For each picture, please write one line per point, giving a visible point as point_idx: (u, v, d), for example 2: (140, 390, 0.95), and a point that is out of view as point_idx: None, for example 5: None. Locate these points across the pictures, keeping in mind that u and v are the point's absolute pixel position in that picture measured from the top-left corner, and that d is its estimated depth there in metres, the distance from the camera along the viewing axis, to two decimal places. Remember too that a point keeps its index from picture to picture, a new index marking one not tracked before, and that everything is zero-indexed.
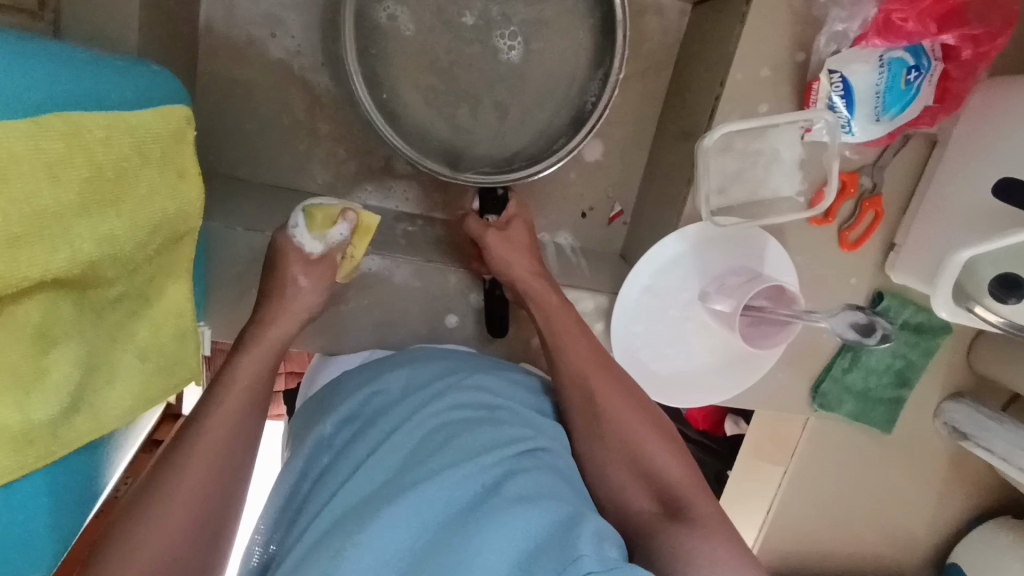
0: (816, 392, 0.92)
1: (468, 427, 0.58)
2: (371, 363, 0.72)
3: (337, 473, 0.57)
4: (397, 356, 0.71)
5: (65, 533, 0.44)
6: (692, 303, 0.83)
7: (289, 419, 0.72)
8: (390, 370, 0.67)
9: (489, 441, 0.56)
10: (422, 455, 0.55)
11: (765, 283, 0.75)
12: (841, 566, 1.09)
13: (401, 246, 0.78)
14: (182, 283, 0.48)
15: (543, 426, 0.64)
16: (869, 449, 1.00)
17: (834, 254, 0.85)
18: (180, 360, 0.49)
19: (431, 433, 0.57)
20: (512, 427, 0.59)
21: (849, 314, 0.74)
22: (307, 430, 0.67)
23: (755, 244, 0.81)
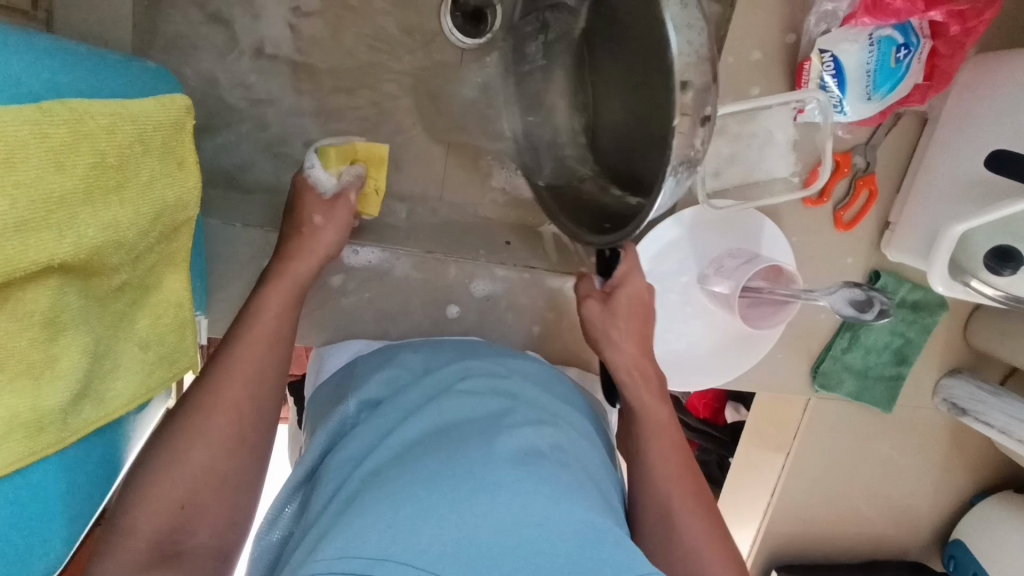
0: (817, 372, 0.93)
1: (500, 412, 0.59)
2: (385, 350, 0.73)
3: (364, 445, 0.57)
4: (407, 346, 0.74)
5: (77, 517, 0.45)
6: (690, 285, 0.84)
7: (305, 407, 0.72)
8: (407, 359, 0.70)
9: (524, 425, 0.57)
10: (457, 431, 0.56)
11: (761, 262, 0.76)
12: (845, 546, 1.09)
13: (401, 239, 0.80)
14: (178, 272, 0.48)
15: (563, 413, 0.65)
16: (870, 428, 1.01)
17: (830, 235, 0.85)
18: (179, 351, 0.49)
19: (466, 414, 0.58)
20: (542, 417, 0.60)
21: (847, 290, 0.74)
22: (319, 418, 0.67)
23: (751, 226, 0.82)
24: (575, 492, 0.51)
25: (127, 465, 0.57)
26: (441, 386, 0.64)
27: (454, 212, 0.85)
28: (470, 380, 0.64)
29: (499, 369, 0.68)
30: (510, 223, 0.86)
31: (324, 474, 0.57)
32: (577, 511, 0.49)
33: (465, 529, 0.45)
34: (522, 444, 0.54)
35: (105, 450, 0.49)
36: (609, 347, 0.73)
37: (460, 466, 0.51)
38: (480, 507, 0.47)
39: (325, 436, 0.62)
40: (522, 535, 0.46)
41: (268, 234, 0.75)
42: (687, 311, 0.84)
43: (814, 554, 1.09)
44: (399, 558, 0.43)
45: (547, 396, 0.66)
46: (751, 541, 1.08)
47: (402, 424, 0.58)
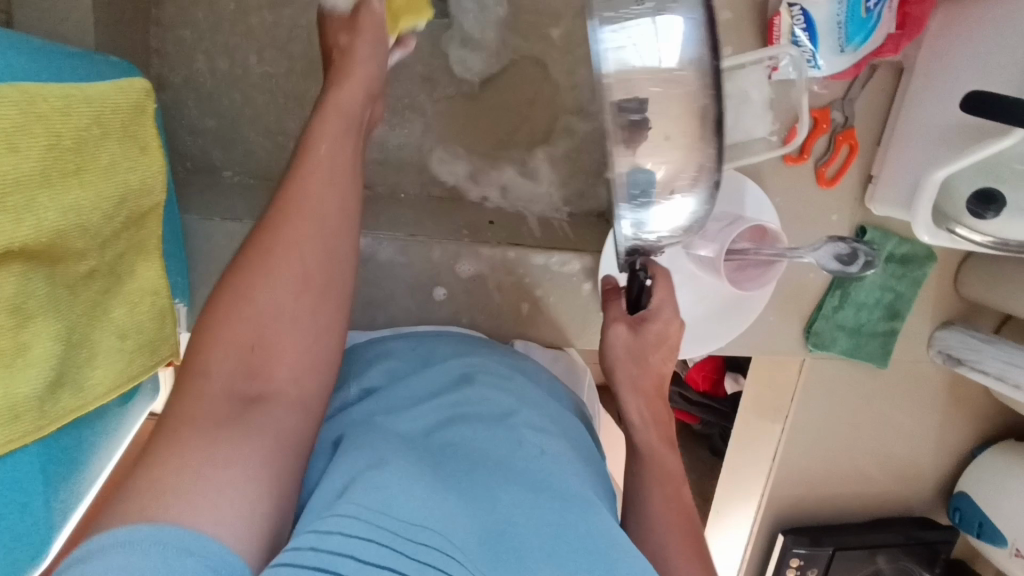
0: (809, 332, 0.93)
1: (508, 415, 0.57)
2: (383, 342, 0.72)
3: (362, 424, 0.55)
4: (406, 339, 0.73)
5: (45, 509, 0.46)
6: (676, 254, 0.83)
7: None
8: (407, 353, 0.68)
9: (529, 425, 0.56)
10: (465, 429, 0.54)
11: (744, 224, 0.76)
12: (850, 506, 1.10)
13: (383, 224, 0.80)
14: (152, 261, 0.48)
15: (564, 420, 0.63)
16: (867, 386, 1.01)
17: (812, 192, 0.85)
18: (160, 338, 0.50)
19: (472, 411, 0.57)
20: (549, 425, 0.59)
21: (832, 245, 0.74)
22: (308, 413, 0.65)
23: (733, 189, 0.81)
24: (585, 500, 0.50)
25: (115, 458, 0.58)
26: (445, 382, 0.62)
27: (435, 194, 0.85)
28: (474, 377, 0.62)
29: (494, 364, 0.66)
30: (492, 201, 0.86)
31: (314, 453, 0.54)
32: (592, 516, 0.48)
33: (481, 528, 0.44)
34: (533, 449, 0.53)
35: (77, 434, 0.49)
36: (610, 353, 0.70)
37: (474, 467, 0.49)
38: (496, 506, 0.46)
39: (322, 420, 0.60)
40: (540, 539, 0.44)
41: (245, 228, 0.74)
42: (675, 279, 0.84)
43: (819, 516, 1.09)
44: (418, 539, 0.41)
45: (543, 396, 0.65)
46: (756, 510, 1.07)
47: (403, 415, 0.56)
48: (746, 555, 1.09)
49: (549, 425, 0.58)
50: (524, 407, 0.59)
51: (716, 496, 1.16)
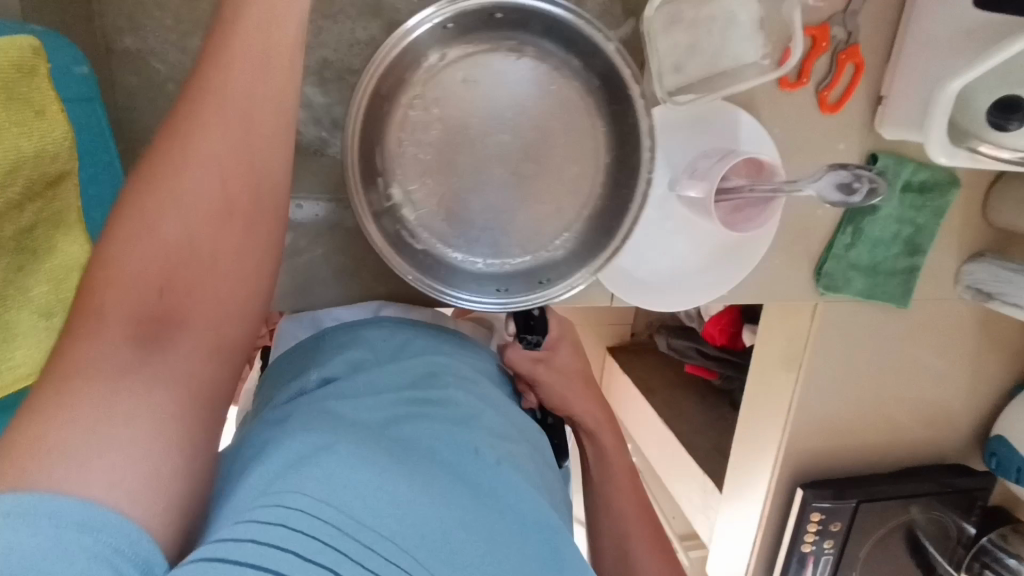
0: (820, 274, 0.86)
1: (471, 415, 0.54)
2: (351, 324, 0.69)
3: (315, 406, 0.52)
4: (377, 319, 0.69)
5: None
6: (666, 196, 0.77)
7: (264, 370, 0.68)
8: (376, 335, 0.65)
9: (488, 434, 0.53)
10: (425, 424, 0.51)
11: (737, 156, 0.70)
12: (877, 455, 1.04)
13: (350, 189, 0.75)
14: (73, 233, 0.48)
15: (521, 425, 0.60)
16: (888, 328, 0.94)
17: (814, 120, 0.77)
18: None
19: (433, 407, 0.54)
20: (511, 432, 0.57)
21: (833, 174, 0.67)
22: (269, 395, 0.62)
23: (726, 122, 0.75)
24: (536, 522, 0.47)
25: None
26: (411, 373, 0.59)
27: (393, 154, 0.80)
28: (439, 376, 0.59)
29: (459, 364, 0.63)
30: None
31: (261, 430, 0.51)
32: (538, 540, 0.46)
33: (432, 528, 0.41)
34: (491, 456, 0.50)
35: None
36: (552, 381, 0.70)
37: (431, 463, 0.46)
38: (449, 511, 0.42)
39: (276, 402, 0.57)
40: (485, 555, 0.41)
41: None
42: (668, 226, 0.79)
43: (842, 468, 1.04)
44: (359, 537, 0.37)
45: (505, 403, 0.62)
46: (773, 464, 1.02)
47: (364, 403, 0.53)
48: (766, 510, 1.05)
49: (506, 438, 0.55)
50: (486, 410, 0.57)
51: (732, 452, 1.11)
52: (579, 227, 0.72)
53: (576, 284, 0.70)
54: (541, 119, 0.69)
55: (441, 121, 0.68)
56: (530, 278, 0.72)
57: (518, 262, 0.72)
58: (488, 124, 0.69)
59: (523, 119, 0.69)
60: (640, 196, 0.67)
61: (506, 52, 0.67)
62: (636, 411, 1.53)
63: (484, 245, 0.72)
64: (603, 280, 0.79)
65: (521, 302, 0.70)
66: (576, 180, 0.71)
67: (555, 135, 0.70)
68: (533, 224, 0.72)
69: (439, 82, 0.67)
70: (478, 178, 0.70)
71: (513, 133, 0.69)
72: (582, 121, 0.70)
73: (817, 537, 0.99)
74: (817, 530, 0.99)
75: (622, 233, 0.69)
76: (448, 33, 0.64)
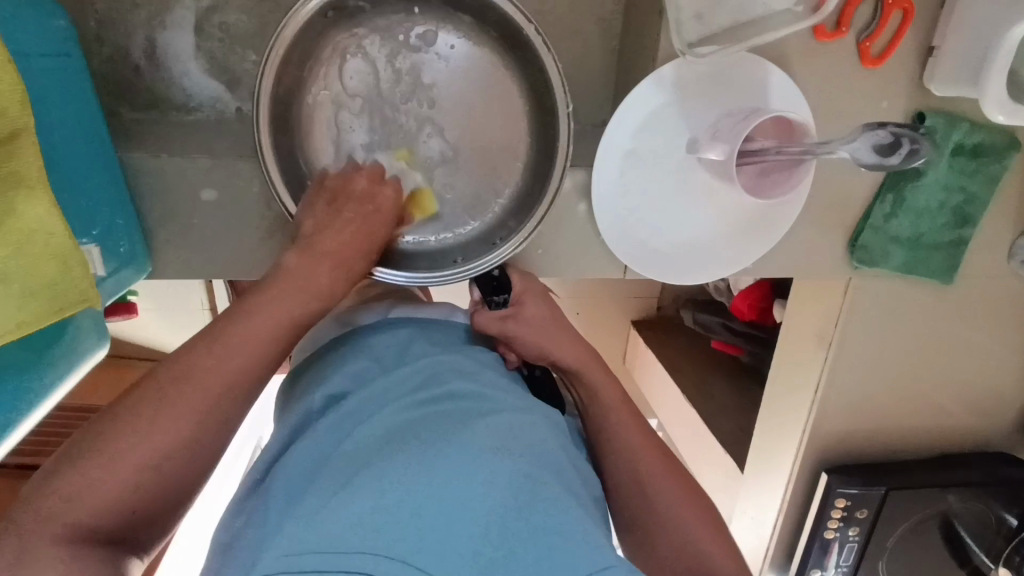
0: (855, 246, 0.79)
1: (481, 402, 0.51)
2: (359, 328, 0.66)
3: (321, 432, 0.51)
4: (387, 321, 0.67)
5: None
6: (687, 161, 0.71)
7: (277, 393, 0.66)
8: (384, 336, 0.63)
9: (500, 415, 0.50)
10: (433, 423, 0.47)
11: (762, 115, 0.63)
12: (911, 441, 0.98)
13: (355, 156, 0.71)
14: (37, 196, 0.42)
15: (539, 407, 0.57)
16: (929, 307, 0.87)
17: (854, 75, 0.70)
18: (60, 281, 0.44)
19: (444, 404, 0.50)
20: (526, 410, 0.53)
21: (871, 134, 0.60)
22: (289, 401, 0.62)
23: (752, 77, 0.68)
24: (559, 494, 0.44)
25: (28, 429, 0.48)
26: (418, 368, 0.56)
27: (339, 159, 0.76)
28: (443, 371, 0.56)
29: (466, 359, 0.60)
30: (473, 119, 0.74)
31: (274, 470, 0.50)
32: (569, 506, 0.43)
33: (444, 536, 0.39)
34: (503, 435, 0.47)
35: (39, 363, 0.48)
36: (558, 353, 0.69)
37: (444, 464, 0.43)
38: (470, 511, 0.40)
39: (286, 430, 0.57)
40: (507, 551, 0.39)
41: (197, 164, 0.64)
42: (685, 192, 0.73)
43: (872, 454, 0.98)
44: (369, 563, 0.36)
45: (517, 389, 0.59)
46: (797, 447, 0.97)
47: (370, 411, 0.51)
48: (788, 493, 1.00)
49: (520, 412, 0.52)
50: (497, 396, 0.54)
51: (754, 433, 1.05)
52: (514, 193, 0.73)
53: (521, 238, 0.68)
54: (451, 93, 0.71)
55: (362, 103, 0.70)
56: (477, 242, 0.73)
57: (466, 231, 0.74)
58: (407, 97, 0.70)
59: (436, 95, 0.71)
60: (566, 135, 0.65)
61: (406, 40, 0.69)
62: (658, 387, 1.48)
63: (435, 224, 0.73)
64: (617, 251, 0.74)
65: (469, 269, 0.68)
66: (503, 145, 0.73)
67: (474, 105, 0.72)
68: (467, 198, 0.73)
69: (350, 72, 0.69)
70: (406, 154, 0.71)
71: (432, 105, 0.71)
72: (498, 96, 0.71)
73: (841, 524, 0.94)
74: (842, 517, 0.94)
75: (555, 178, 0.66)
76: (328, 24, 0.65)
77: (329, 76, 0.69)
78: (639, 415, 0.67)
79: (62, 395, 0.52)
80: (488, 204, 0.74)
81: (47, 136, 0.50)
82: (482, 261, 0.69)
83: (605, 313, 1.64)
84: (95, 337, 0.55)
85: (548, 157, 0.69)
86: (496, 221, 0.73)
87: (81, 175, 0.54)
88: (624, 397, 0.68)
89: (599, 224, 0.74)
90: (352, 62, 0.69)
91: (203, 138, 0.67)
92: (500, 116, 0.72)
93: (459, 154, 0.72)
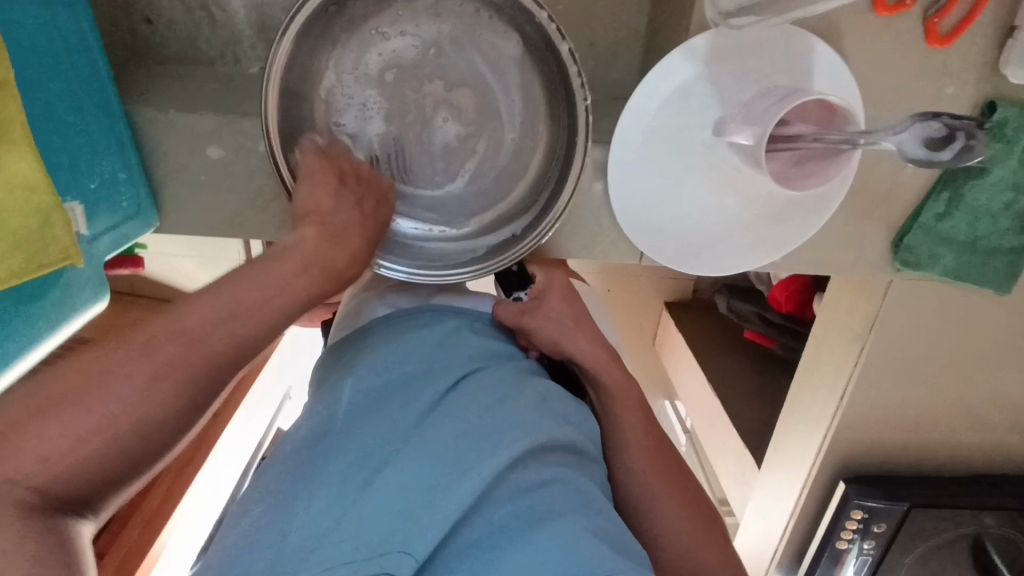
0: (898, 247, 0.72)
1: (503, 415, 0.51)
2: (390, 315, 0.65)
3: (350, 426, 0.51)
4: (417, 310, 0.65)
5: None
6: (714, 143, 0.65)
7: (316, 365, 0.66)
8: (410, 324, 0.62)
9: (522, 423, 0.51)
10: (459, 443, 0.48)
11: (801, 97, 0.56)
12: (945, 457, 0.91)
13: (376, 143, 0.66)
14: (22, 152, 0.44)
15: (567, 415, 0.58)
16: (981, 317, 0.79)
17: (916, 55, 0.62)
18: (39, 237, 0.45)
19: (469, 414, 0.51)
20: (548, 422, 0.53)
21: (922, 124, 0.53)
22: (330, 368, 0.63)
23: (800, 53, 0.61)
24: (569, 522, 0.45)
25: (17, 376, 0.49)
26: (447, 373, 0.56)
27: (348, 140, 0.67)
28: (475, 373, 0.56)
29: (496, 363, 0.59)
30: (499, 99, 0.65)
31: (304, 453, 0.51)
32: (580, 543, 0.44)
33: None
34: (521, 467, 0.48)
35: (27, 310, 0.48)
36: (563, 341, 0.66)
37: (454, 481, 0.46)
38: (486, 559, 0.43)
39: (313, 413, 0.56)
40: None
41: (207, 122, 0.63)
42: (713, 177, 0.67)
43: (901, 466, 0.92)
44: None
45: (554, 391, 0.59)
46: (816, 451, 0.92)
47: (393, 415, 0.51)
48: (802, 497, 0.96)
49: (540, 422, 0.53)
50: (520, 405, 0.53)
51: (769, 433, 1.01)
52: (531, 176, 0.68)
53: (538, 235, 0.65)
54: (466, 72, 0.64)
55: (380, 83, 0.64)
56: (495, 239, 0.68)
57: (488, 227, 0.69)
58: (426, 78, 0.64)
59: (448, 74, 0.64)
60: (584, 124, 0.61)
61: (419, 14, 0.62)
62: (684, 372, 1.43)
63: (454, 218, 0.69)
64: (633, 238, 0.71)
65: (493, 265, 0.66)
66: (526, 130, 0.66)
67: (490, 85, 0.65)
68: (488, 191, 0.68)
69: (370, 46, 0.63)
70: (423, 141, 0.66)
71: (451, 87, 0.65)
72: (517, 75, 0.64)
73: (855, 535, 0.89)
74: (858, 528, 0.89)
75: (572, 178, 0.63)
76: (332, 16, 0.60)
77: (342, 55, 0.62)
78: (633, 406, 0.66)
79: (52, 346, 0.52)
80: (512, 196, 0.68)
81: (39, 85, 0.50)
82: (498, 263, 0.66)
83: (635, 291, 1.60)
84: (92, 292, 0.56)
85: (563, 138, 0.65)
86: (514, 211, 0.68)
87: (80, 127, 0.54)
88: (621, 390, 0.66)
89: (620, 209, 0.70)
90: (376, 40, 0.63)
91: (210, 96, 0.66)
92: (525, 96, 0.65)
93: (474, 139, 0.67)
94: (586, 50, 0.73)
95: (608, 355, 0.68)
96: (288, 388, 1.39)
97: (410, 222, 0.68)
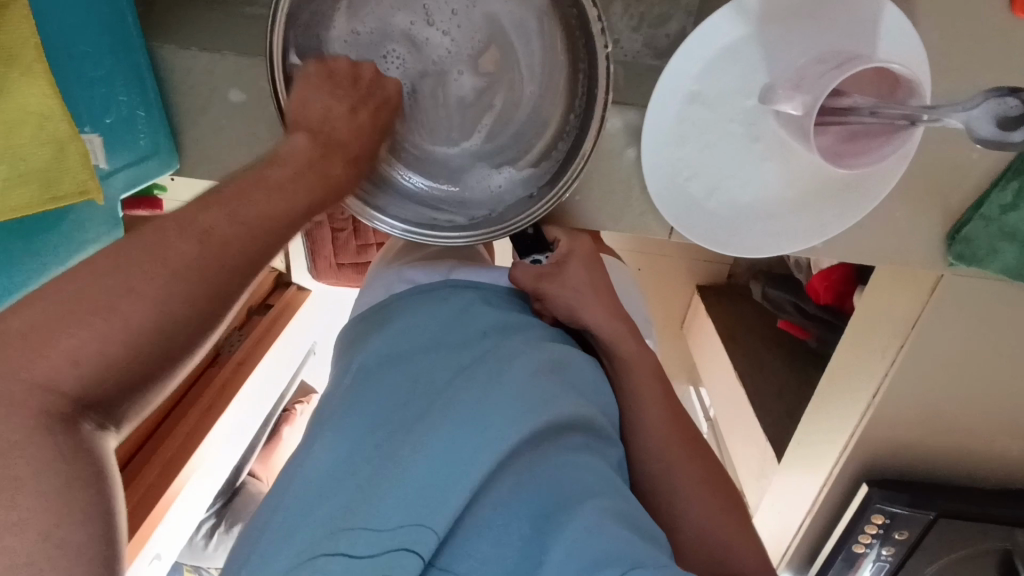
0: (953, 238, 0.67)
1: (510, 387, 0.48)
2: (412, 292, 0.62)
3: (359, 406, 0.49)
4: (436, 285, 0.62)
5: None
6: (759, 112, 0.61)
7: (339, 339, 0.65)
8: (426, 301, 0.60)
9: (529, 397, 0.48)
10: (457, 419, 0.45)
11: (859, 63, 0.50)
12: (982, 467, 0.86)
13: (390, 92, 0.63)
14: (33, 78, 0.43)
15: (582, 389, 0.55)
16: None
17: (995, 26, 0.56)
18: (53, 168, 0.45)
19: (472, 390, 0.48)
20: (560, 395, 0.50)
21: (991, 101, 0.47)
22: (351, 341, 0.62)
23: (863, 20, 0.56)
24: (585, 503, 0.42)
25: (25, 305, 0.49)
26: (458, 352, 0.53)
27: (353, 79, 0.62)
28: (485, 349, 0.53)
29: (511, 336, 0.56)
30: (523, 54, 0.62)
31: (316, 438, 0.50)
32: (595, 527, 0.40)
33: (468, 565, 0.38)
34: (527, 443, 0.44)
35: (37, 242, 0.48)
36: (580, 314, 0.64)
37: (456, 462, 0.42)
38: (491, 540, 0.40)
39: (331, 395, 0.54)
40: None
41: (229, 63, 0.61)
42: (754, 147, 0.63)
43: (933, 473, 0.87)
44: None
45: (569, 366, 0.55)
46: (841, 450, 0.88)
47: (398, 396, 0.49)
48: (821, 495, 0.92)
49: (550, 394, 0.49)
50: (528, 377, 0.50)
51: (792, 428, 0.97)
52: (552, 135, 0.64)
53: (552, 199, 0.62)
54: (483, 21, 0.61)
55: (392, 29, 0.61)
56: (509, 199, 0.66)
57: (501, 187, 0.66)
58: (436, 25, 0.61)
59: (461, 20, 0.61)
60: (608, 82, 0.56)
61: None
62: (711, 358, 1.39)
63: (467, 176, 0.67)
64: (664, 212, 0.66)
65: (504, 228, 0.63)
66: (552, 88, 0.63)
67: (507, 36, 0.62)
68: (504, 148, 0.66)
69: None
70: (436, 93, 0.64)
71: (461, 35, 0.61)
72: (540, 27, 0.61)
73: (874, 540, 0.86)
74: (877, 533, 0.85)
75: (593, 137, 0.59)
76: None
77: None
78: (648, 388, 0.63)
79: None
80: (529, 155, 0.65)
81: None
82: (508, 225, 0.63)
83: (668, 271, 1.55)
84: (107, 228, 0.56)
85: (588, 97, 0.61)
86: (532, 173, 0.65)
87: (96, 59, 0.53)
88: (637, 369, 0.63)
89: (651, 179, 0.66)
90: None
91: (234, 36, 0.64)
92: (552, 52, 0.62)
93: (486, 92, 0.64)
94: (630, 8, 0.69)
95: (626, 333, 0.65)
96: (313, 343, 1.40)
97: (421, 178, 0.67)
